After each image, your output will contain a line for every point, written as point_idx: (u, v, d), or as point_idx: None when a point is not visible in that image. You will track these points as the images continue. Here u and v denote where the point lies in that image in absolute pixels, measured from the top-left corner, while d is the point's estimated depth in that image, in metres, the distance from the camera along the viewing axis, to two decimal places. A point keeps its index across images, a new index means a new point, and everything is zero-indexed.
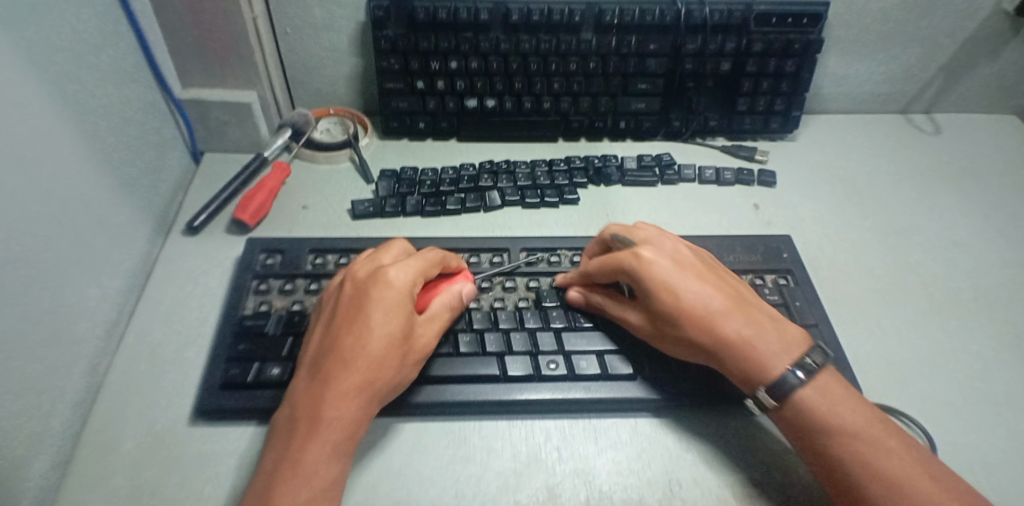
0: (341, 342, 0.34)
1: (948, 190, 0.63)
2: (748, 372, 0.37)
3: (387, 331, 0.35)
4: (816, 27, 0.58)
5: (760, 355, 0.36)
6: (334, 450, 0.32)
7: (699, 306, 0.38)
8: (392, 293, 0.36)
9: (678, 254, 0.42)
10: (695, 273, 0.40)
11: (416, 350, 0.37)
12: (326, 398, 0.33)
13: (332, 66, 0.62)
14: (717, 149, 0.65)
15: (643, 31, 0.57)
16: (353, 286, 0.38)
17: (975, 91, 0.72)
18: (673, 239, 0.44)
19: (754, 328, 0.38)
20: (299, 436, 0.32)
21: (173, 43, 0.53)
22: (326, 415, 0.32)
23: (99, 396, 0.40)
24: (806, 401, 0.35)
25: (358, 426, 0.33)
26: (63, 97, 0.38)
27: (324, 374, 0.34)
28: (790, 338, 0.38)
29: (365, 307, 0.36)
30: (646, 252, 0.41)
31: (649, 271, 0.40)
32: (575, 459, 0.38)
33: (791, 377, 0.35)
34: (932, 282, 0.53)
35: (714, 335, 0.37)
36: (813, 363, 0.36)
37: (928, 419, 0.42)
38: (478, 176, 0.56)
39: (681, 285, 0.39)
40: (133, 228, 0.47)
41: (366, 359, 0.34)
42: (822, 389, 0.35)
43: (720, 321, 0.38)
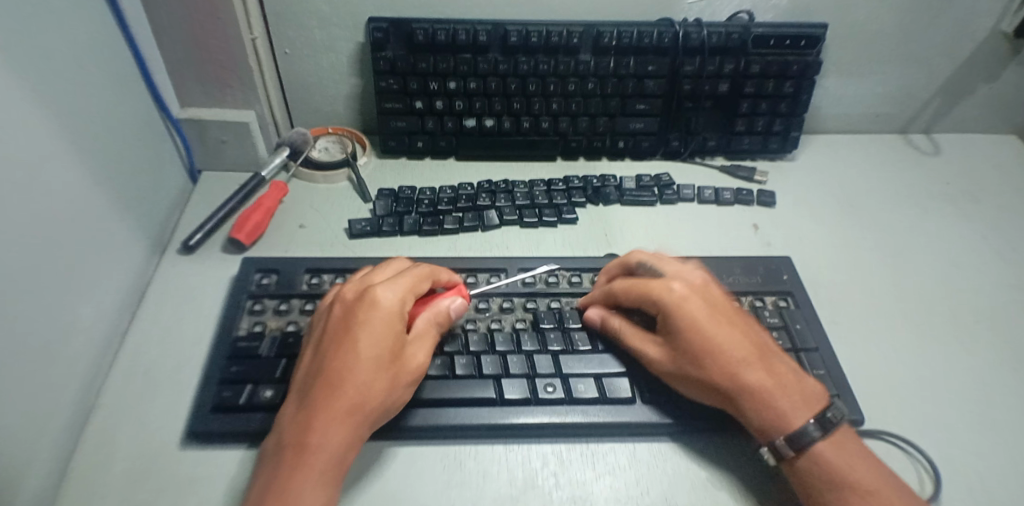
0: (330, 367, 0.34)
1: (949, 210, 0.63)
2: (766, 420, 0.36)
3: (377, 356, 0.35)
4: (813, 49, 0.59)
5: (778, 404, 0.36)
6: (322, 481, 0.31)
7: (727, 351, 0.38)
8: (381, 315, 0.36)
9: (708, 292, 0.42)
10: (725, 315, 0.40)
11: (407, 373, 0.36)
12: (314, 424, 0.32)
13: (333, 86, 0.63)
14: (716, 169, 0.65)
15: (641, 53, 0.57)
16: (342, 308, 0.37)
17: (974, 112, 0.72)
18: (703, 276, 0.43)
19: (776, 378, 0.37)
20: (285, 466, 0.31)
21: (172, 64, 0.54)
22: (314, 442, 0.31)
23: (89, 419, 0.39)
24: (819, 454, 0.35)
25: (346, 454, 0.33)
26: (63, 116, 0.39)
27: (313, 400, 0.33)
28: (808, 391, 0.37)
29: (354, 331, 0.35)
30: (680, 289, 0.41)
31: (683, 312, 0.40)
32: (573, 485, 0.37)
33: (810, 430, 0.35)
34: (936, 304, 0.52)
35: (738, 378, 0.37)
36: (832, 418, 0.36)
37: (936, 445, 0.41)
38: (476, 195, 0.56)
39: (711, 329, 0.39)
40: (129, 247, 0.47)
41: (354, 384, 0.34)
42: (836, 444, 0.35)
43: (745, 366, 0.37)
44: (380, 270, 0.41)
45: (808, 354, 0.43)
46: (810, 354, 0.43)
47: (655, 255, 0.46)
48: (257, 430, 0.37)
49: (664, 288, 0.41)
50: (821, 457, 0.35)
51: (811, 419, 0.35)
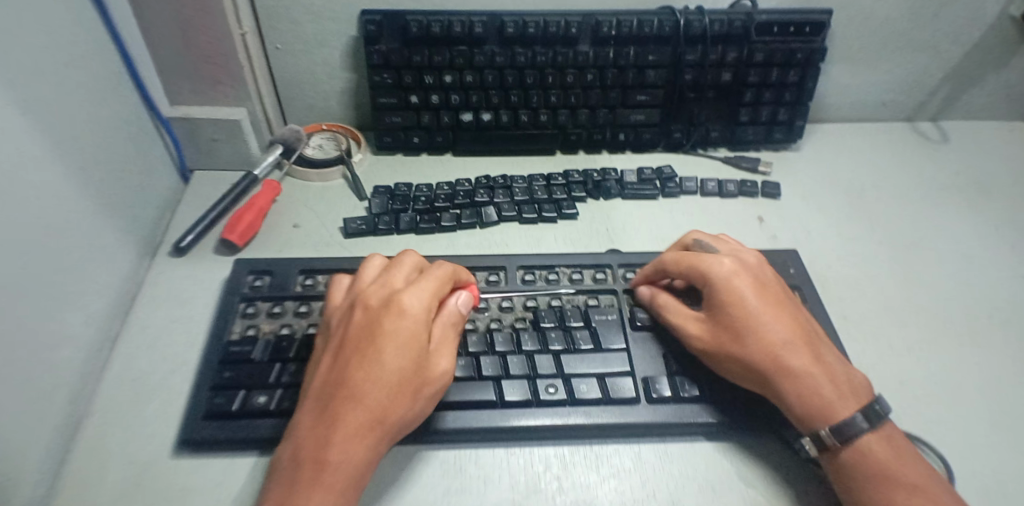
0: (353, 376, 0.33)
1: (958, 200, 0.61)
2: (811, 408, 0.35)
3: (401, 368, 0.33)
4: (819, 36, 0.57)
5: (825, 393, 0.35)
6: (341, 499, 0.30)
7: (773, 335, 0.37)
8: (410, 323, 0.35)
9: (760, 276, 0.41)
10: (774, 301, 0.40)
11: (430, 384, 0.35)
12: (333, 442, 0.31)
13: (325, 81, 0.61)
14: (720, 161, 0.63)
15: (642, 43, 0.56)
16: (365, 313, 0.35)
17: (983, 99, 0.70)
18: (754, 260, 0.43)
19: (822, 366, 0.37)
20: (303, 485, 0.29)
21: (160, 61, 0.52)
22: (334, 460, 0.30)
23: (79, 428, 0.38)
24: (867, 446, 0.34)
25: (364, 470, 0.31)
26: (45, 118, 0.37)
27: (333, 412, 0.32)
28: (852, 385, 0.36)
29: (380, 339, 0.34)
30: (730, 271, 0.40)
31: (733, 287, 0.40)
32: (576, 489, 0.36)
33: (858, 420, 0.34)
34: (946, 297, 0.51)
35: (784, 363, 0.36)
36: (878, 411, 0.35)
37: (950, 443, 0.40)
38: (473, 192, 0.55)
39: (758, 312, 0.38)
40: (119, 251, 0.46)
41: (376, 398, 0.32)
42: (883, 436, 0.34)
43: (792, 353, 0.37)
44: (404, 269, 0.39)
45: None
46: None
47: (711, 237, 0.46)
48: (252, 437, 0.36)
49: (716, 264, 0.41)
50: (870, 450, 0.33)
51: (859, 411, 0.34)
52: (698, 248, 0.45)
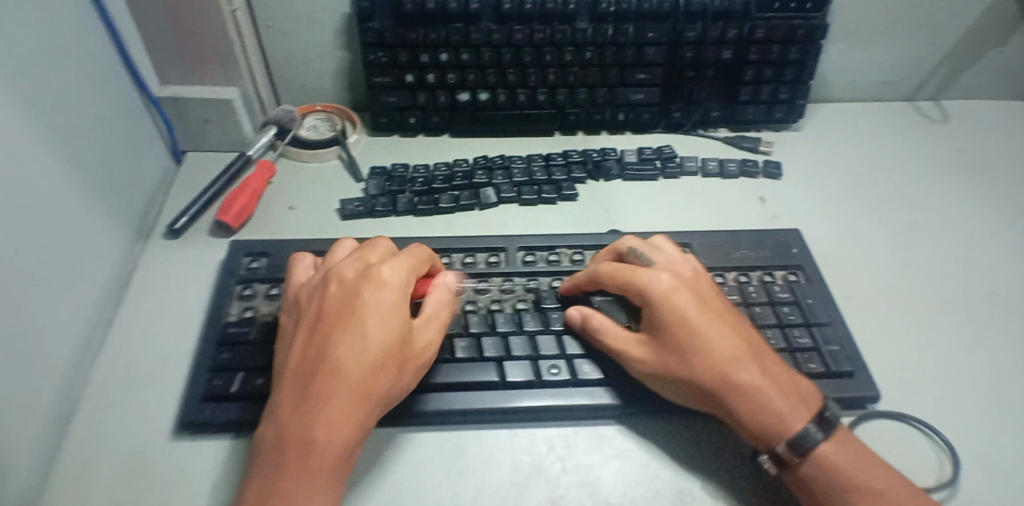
0: (334, 352, 0.32)
1: (957, 180, 0.61)
2: (764, 426, 0.33)
3: (385, 341, 0.33)
4: (821, 12, 0.56)
5: (778, 408, 0.33)
6: (329, 479, 0.29)
7: (719, 352, 0.35)
8: (387, 296, 0.34)
9: (699, 285, 0.39)
10: (717, 312, 0.37)
11: (414, 358, 0.35)
12: (319, 419, 0.30)
13: (319, 60, 0.60)
14: (720, 141, 0.63)
15: (641, 20, 0.55)
16: (340, 287, 0.35)
17: (983, 77, 0.70)
18: (690, 265, 0.40)
19: (772, 380, 0.34)
20: (291, 468, 0.29)
21: (149, 39, 0.51)
22: (322, 438, 0.29)
23: (76, 411, 0.38)
24: (826, 459, 0.32)
25: (352, 447, 0.31)
26: (33, 96, 0.36)
27: (316, 389, 0.31)
28: (804, 392, 0.35)
29: (360, 312, 0.33)
30: (668, 284, 0.37)
31: (672, 303, 0.36)
32: (579, 469, 0.36)
33: (813, 433, 0.32)
34: (945, 276, 0.51)
35: (733, 380, 0.34)
36: (830, 416, 0.33)
37: (947, 420, 0.40)
38: (472, 173, 0.54)
39: (703, 328, 0.35)
40: (111, 233, 0.45)
41: (361, 372, 0.32)
42: (840, 443, 0.33)
43: (740, 370, 0.34)
44: (377, 247, 0.39)
45: (819, 328, 0.42)
46: (822, 329, 0.42)
47: (646, 242, 0.43)
48: (251, 419, 0.36)
49: (653, 278, 0.38)
50: (829, 462, 0.32)
51: (811, 422, 0.33)
52: (633, 255, 0.42)
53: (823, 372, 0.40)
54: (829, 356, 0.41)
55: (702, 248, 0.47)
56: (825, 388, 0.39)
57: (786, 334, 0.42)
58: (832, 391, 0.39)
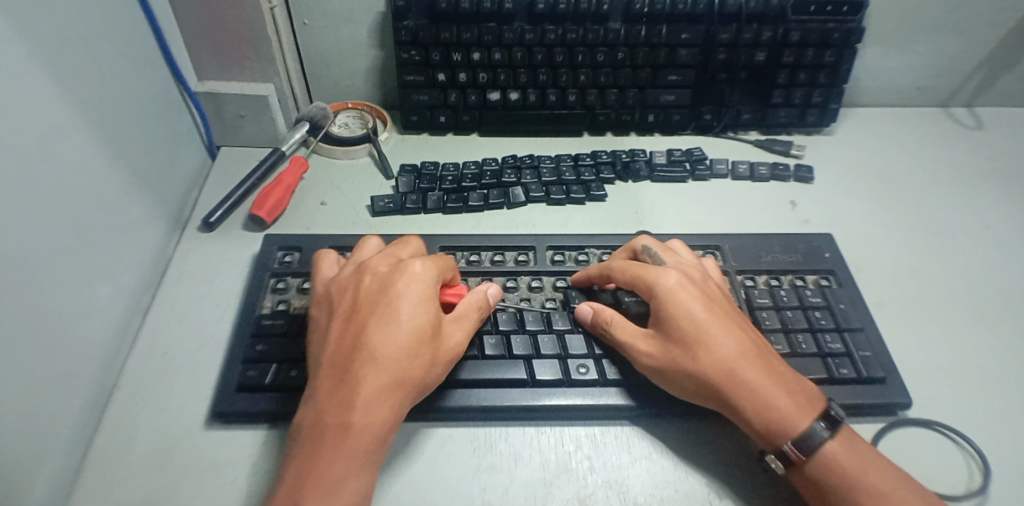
0: (370, 339, 0.33)
1: (996, 189, 0.59)
2: (770, 424, 0.33)
3: (417, 331, 0.33)
4: (857, 15, 0.55)
5: (783, 406, 0.33)
6: (363, 463, 0.30)
7: (725, 349, 0.35)
8: (419, 287, 0.35)
9: (706, 286, 0.39)
10: (723, 312, 0.37)
11: (444, 349, 0.35)
12: (356, 403, 0.31)
13: (351, 58, 0.61)
14: (750, 144, 0.62)
15: (674, 21, 0.55)
16: (374, 280, 0.36)
17: (1023, 83, 0.68)
18: (697, 268, 0.41)
19: (778, 379, 0.34)
20: (325, 449, 0.29)
21: (188, 36, 0.52)
22: (356, 421, 0.30)
23: (114, 397, 0.39)
24: (833, 458, 0.31)
25: (387, 432, 0.31)
26: (76, 87, 0.37)
27: (353, 374, 0.31)
28: (808, 391, 0.34)
29: (393, 302, 0.34)
30: (676, 280, 0.38)
31: (677, 299, 0.37)
32: (607, 469, 0.36)
33: (819, 431, 0.32)
34: (984, 286, 0.50)
35: (737, 377, 0.34)
36: (837, 415, 0.33)
37: (990, 433, 0.39)
38: (500, 171, 0.54)
39: (709, 324, 0.36)
40: (148, 224, 0.46)
41: (396, 360, 0.32)
42: (847, 442, 0.32)
43: (745, 367, 0.34)
44: (409, 246, 0.40)
45: (854, 334, 0.42)
46: (857, 335, 0.41)
47: (659, 243, 0.43)
48: (285, 410, 0.36)
49: (661, 274, 0.38)
50: (835, 460, 0.31)
51: (817, 420, 0.32)
52: (645, 255, 0.42)
53: (859, 379, 0.39)
54: (865, 363, 0.40)
55: (733, 251, 0.47)
56: (860, 395, 0.38)
57: (820, 339, 0.41)
58: (868, 399, 0.38)
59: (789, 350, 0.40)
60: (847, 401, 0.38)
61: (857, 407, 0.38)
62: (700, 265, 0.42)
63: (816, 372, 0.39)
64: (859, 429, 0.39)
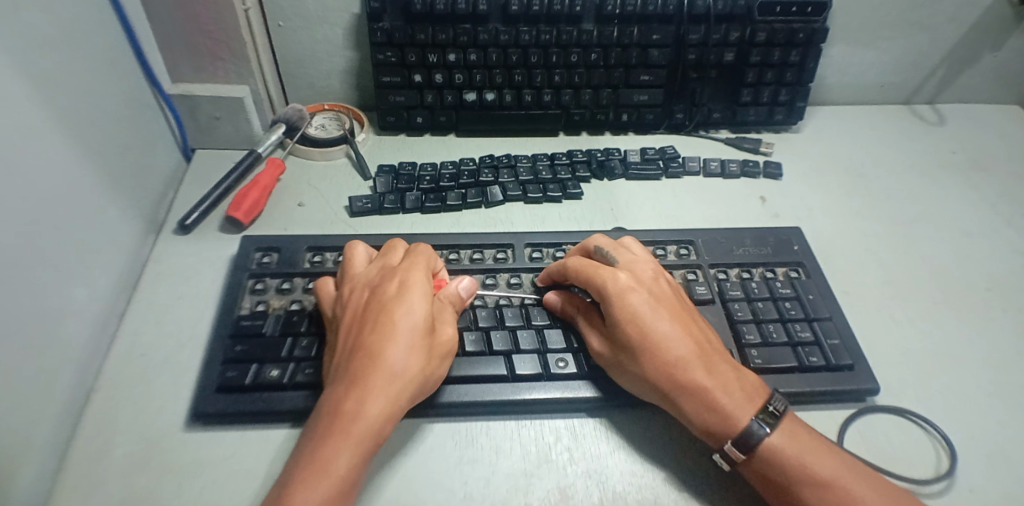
0: (369, 338, 0.33)
1: (955, 181, 0.62)
2: (711, 423, 0.34)
3: (411, 327, 0.34)
4: (820, 16, 0.58)
5: (725, 403, 0.34)
6: (358, 450, 0.30)
7: (670, 351, 0.36)
8: (415, 289, 0.36)
9: (657, 286, 0.40)
10: (672, 311, 0.38)
11: (439, 346, 0.35)
12: (353, 396, 0.31)
13: (327, 60, 0.61)
14: (721, 142, 0.64)
15: (645, 22, 0.56)
16: (372, 289, 0.37)
17: (979, 81, 0.71)
18: (654, 269, 0.42)
19: (719, 377, 0.35)
20: (320, 438, 0.30)
21: (162, 38, 0.51)
22: (351, 410, 0.30)
23: (88, 401, 0.38)
24: (776, 450, 0.33)
25: (386, 424, 0.31)
26: (49, 90, 0.37)
27: (353, 370, 0.32)
28: (750, 386, 0.36)
29: (388, 303, 0.35)
30: (624, 280, 0.39)
31: (625, 301, 0.38)
32: (587, 459, 0.37)
33: (759, 429, 0.33)
34: (943, 273, 0.52)
35: (683, 379, 0.35)
36: (776, 410, 0.34)
37: (947, 413, 0.41)
38: (478, 171, 0.55)
39: (655, 324, 0.37)
40: (123, 227, 0.46)
41: (394, 353, 0.33)
42: (789, 434, 0.33)
43: (692, 368, 0.35)
44: (396, 250, 0.41)
45: (821, 323, 0.43)
46: (824, 323, 0.43)
47: (613, 242, 0.44)
48: (267, 409, 0.36)
49: (610, 277, 0.39)
50: (777, 452, 0.33)
51: (756, 418, 0.33)
52: (599, 256, 0.43)
53: (826, 366, 0.41)
54: (833, 350, 0.41)
55: (705, 245, 0.48)
56: (828, 382, 0.40)
57: (788, 329, 0.42)
58: (834, 385, 0.40)
59: (760, 340, 0.42)
60: (813, 388, 0.39)
61: (823, 392, 0.40)
62: (657, 266, 0.42)
63: (786, 360, 0.40)
64: (825, 413, 0.40)
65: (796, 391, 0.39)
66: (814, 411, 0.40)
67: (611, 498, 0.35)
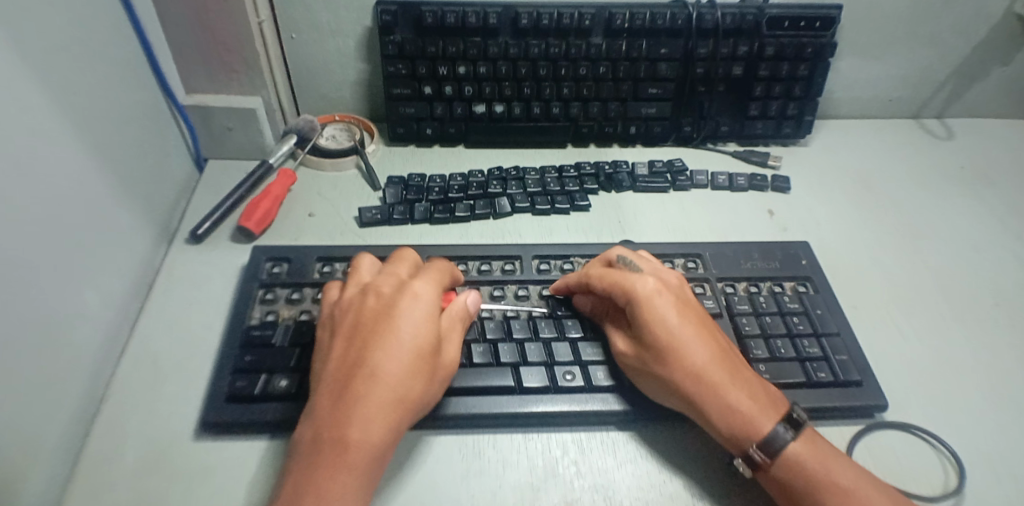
0: (373, 359, 0.33)
1: (964, 196, 0.62)
2: (735, 428, 0.34)
3: (417, 351, 0.34)
4: (828, 30, 0.58)
5: (748, 409, 0.34)
6: (360, 478, 0.30)
7: (695, 356, 0.36)
8: (422, 309, 0.36)
9: (681, 293, 0.40)
10: (696, 319, 0.38)
11: (442, 368, 0.35)
12: (356, 417, 0.31)
13: (339, 72, 0.62)
14: (729, 155, 0.64)
15: (654, 35, 0.57)
16: (377, 303, 0.36)
17: (988, 96, 0.71)
18: (676, 278, 0.42)
19: (742, 384, 0.35)
20: (323, 465, 0.30)
21: (178, 50, 0.52)
22: (356, 437, 0.31)
23: (98, 409, 0.38)
24: (795, 457, 0.33)
25: (385, 449, 0.32)
26: (66, 102, 0.37)
27: (356, 394, 0.32)
28: (770, 394, 0.36)
29: (395, 323, 0.35)
30: (650, 285, 0.39)
31: (652, 304, 0.38)
32: (594, 473, 0.36)
33: (782, 434, 0.33)
34: (953, 289, 0.52)
35: (709, 383, 0.35)
36: (799, 416, 0.34)
37: (960, 431, 0.40)
38: (487, 183, 0.56)
39: (681, 329, 0.37)
40: (136, 236, 0.46)
41: (399, 378, 0.33)
42: (805, 441, 0.33)
43: (716, 373, 0.35)
44: (405, 262, 0.41)
45: (830, 339, 0.43)
46: (832, 339, 0.43)
47: (633, 252, 0.45)
48: (275, 419, 0.36)
49: (638, 280, 0.39)
50: (791, 457, 0.33)
51: (780, 423, 0.33)
52: (620, 263, 0.43)
53: (836, 382, 0.40)
54: (842, 366, 0.41)
55: (713, 259, 0.48)
56: (838, 399, 0.40)
57: (797, 345, 0.42)
58: (843, 401, 0.39)
59: (768, 355, 0.41)
60: (823, 404, 0.39)
61: (833, 408, 0.39)
62: (678, 275, 0.43)
63: (795, 375, 0.40)
64: (835, 430, 0.40)
65: (806, 407, 0.39)
66: (824, 428, 0.40)
67: None
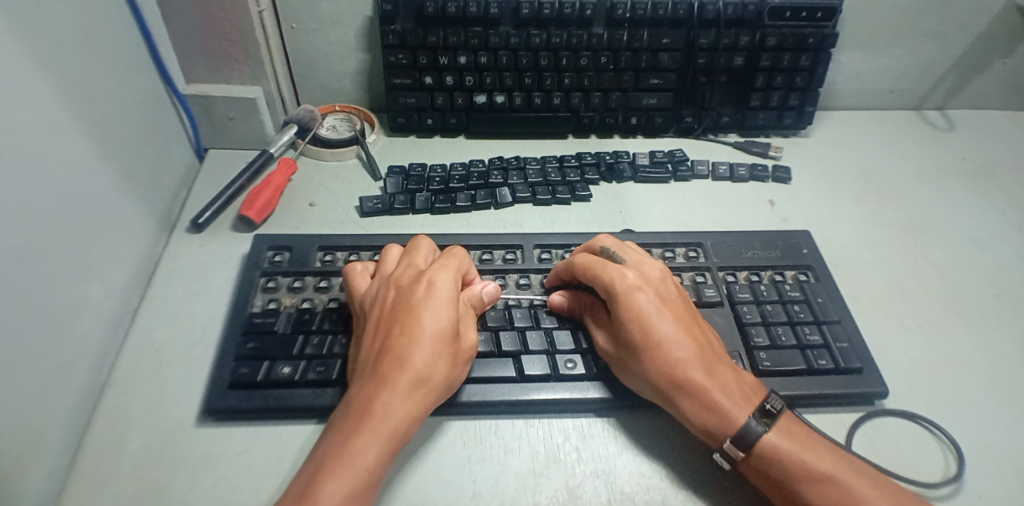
0: (397, 339, 0.34)
1: (964, 188, 0.62)
2: (710, 423, 0.34)
3: (439, 332, 0.34)
4: (830, 21, 0.58)
5: (723, 404, 0.34)
6: (384, 448, 0.31)
7: (671, 352, 0.36)
8: (443, 294, 0.36)
9: (663, 288, 0.39)
10: (678, 314, 0.38)
11: (465, 351, 0.36)
12: (382, 390, 0.32)
13: (340, 62, 0.61)
14: (730, 146, 0.64)
15: (655, 26, 0.56)
16: (399, 290, 0.37)
17: (988, 88, 0.71)
18: (663, 270, 0.41)
19: (718, 380, 0.35)
20: (348, 433, 0.30)
21: (178, 40, 0.52)
22: (380, 409, 0.31)
23: (102, 396, 0.38)
24: (772, 449, 0.32)
25: (410, 425, 0.32)
26: (67, 90, 0.37)
27: (382, 371, 0.33)
28: (747, 387, 0.36)
29: (418, 305, 0.35)
30: (631, 280, 0.39)
31: (631, 300, 0.38)
32: (596, 460, 0.37)
33: (756, 426, 0.33)
34: (953, 280, 0.52)
35: (683, 381, 0.35)
36: (773, 409, 0.34)
37: (958, 421, 0.40)
38: (488, 173, 0.56)
39: (660, 326, 0.36)
40: (137, 225, 0.46)
41: (422, 355, 0.33)
42: (785, 431, 0.33)
43: (692, 369, 0.35)
44: (421, 250, 0.41)
45: (830, 327, 0.43)
46: (832, 326, 0.43)
47: (619, 242, 0.44)
48: (278, 407, 0.36)
49: (618, 275, 0.39)
50: (774, 451, 0.32)
51: (753, 416, 0.33)
52: (606, 255, 0.42)
53: (835, 369, 0.40)
54: (841, 354, 0.41)
55: (714, 247, 0.48)
56: (837, 386, 0.40)
57: (797, 332, 0.42)
58: (842, 388, 0.40)
59: (769, 342, 0.41)
60: (822, 391, 0.39)
61: (832, 395, 0.39)
62: (664, 268, 0.42)
63: (795, 363, 0.40)
64: (835, 417, 0.40)
65: (806, 394, 0.39)
66: (823, 415, 0.40)
67: (620, 498, 0.34)
